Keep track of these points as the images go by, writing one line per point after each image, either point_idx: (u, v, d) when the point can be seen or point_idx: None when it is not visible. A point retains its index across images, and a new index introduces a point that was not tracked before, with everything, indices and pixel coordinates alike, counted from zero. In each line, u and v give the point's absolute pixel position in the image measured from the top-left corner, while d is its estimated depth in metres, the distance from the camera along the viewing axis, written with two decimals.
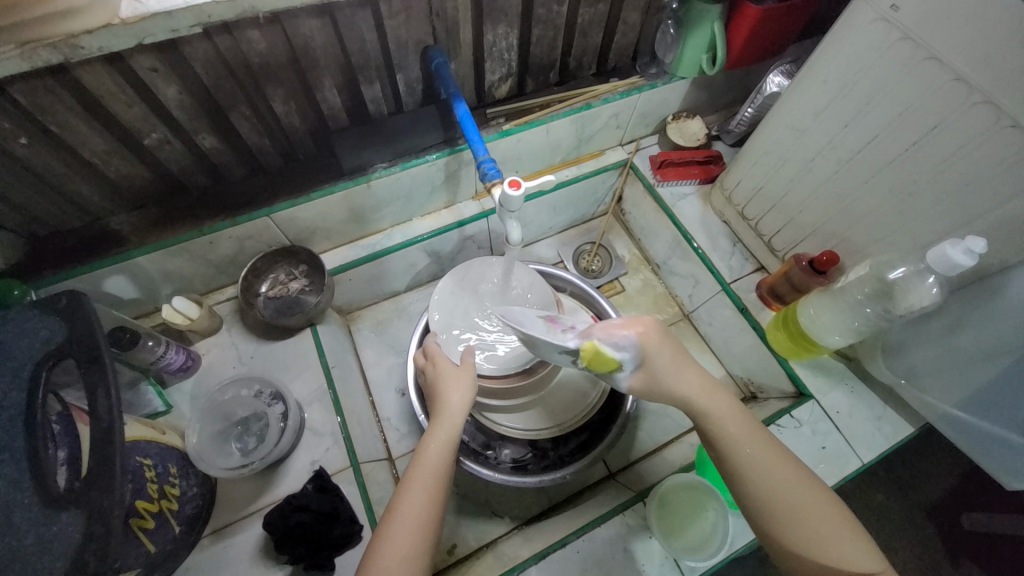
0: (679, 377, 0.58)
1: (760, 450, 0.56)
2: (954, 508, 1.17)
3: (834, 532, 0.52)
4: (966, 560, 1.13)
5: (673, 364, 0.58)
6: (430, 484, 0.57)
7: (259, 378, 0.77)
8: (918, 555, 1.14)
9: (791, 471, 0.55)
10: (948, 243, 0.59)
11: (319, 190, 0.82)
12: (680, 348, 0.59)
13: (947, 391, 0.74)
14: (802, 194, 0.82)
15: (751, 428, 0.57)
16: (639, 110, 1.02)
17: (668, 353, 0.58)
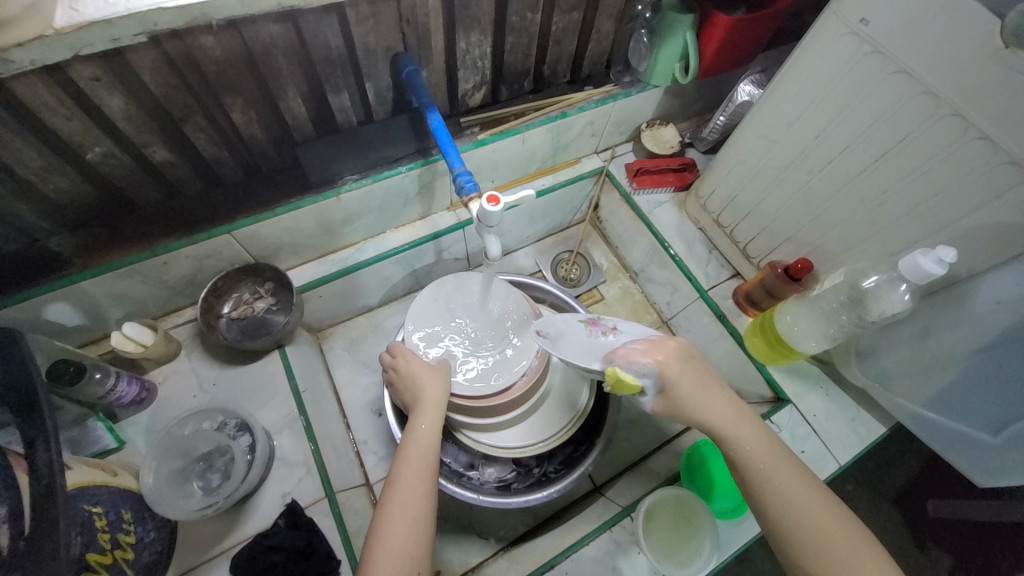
0: (702, 403, 0.58)
1: (778, 463, 0.55)
2: (917, 497, 1.22)
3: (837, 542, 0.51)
4: (930, 546, 1.18)
5: (698, 391, 0.59)
6: (419, 473, 0.59)
7: (223, 409, 0.72)
8: (887, 544, 1.18)
9: (805, 483, 0.54)
10: (920, 252, 0.60)
11: (285, 204, 0.77)
12: (701, 377, 0.60)
13: (917, 392, 0.76)
14: (775, 202, 0.84)
15: (767, 442, 0.57)
16: (614, 118, 1.02)
17: (689, 381, 0.59)
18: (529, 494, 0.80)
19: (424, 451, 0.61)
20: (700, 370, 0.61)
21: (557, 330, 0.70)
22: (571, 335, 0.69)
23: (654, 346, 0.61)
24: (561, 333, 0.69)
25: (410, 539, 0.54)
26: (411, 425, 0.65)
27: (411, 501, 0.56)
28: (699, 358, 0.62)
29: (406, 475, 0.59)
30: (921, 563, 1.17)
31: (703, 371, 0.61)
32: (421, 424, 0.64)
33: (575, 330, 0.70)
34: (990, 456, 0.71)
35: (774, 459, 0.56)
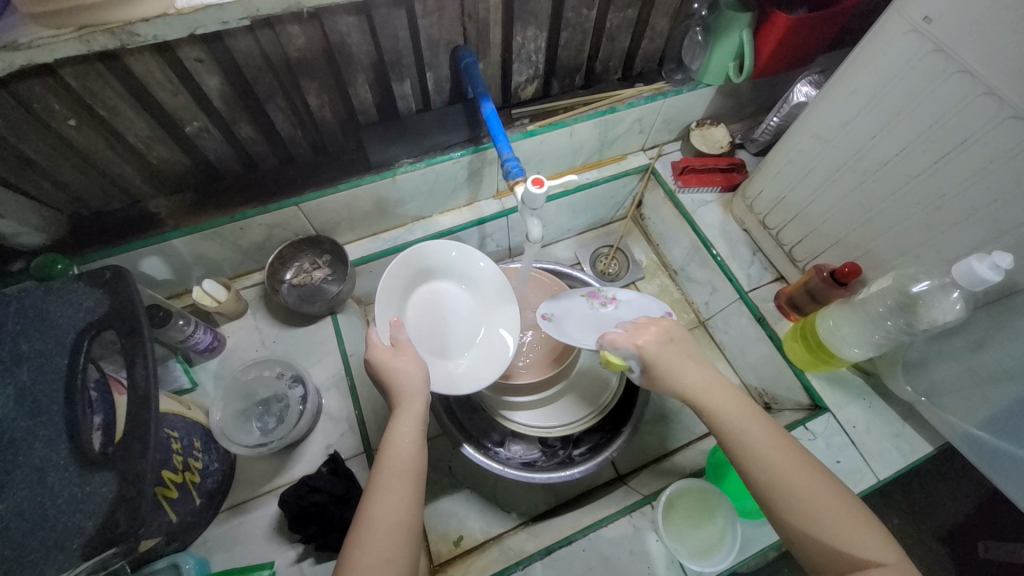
0: (679, 377, 0.60)
1: (772, 441, 0.54)
2: (968, 534, 1.14)
3: (830, 516, 0.50)
4: None
5: (675, 366, 0.61)
6: (404, 483, 0.54)
7: (281, 361, 0.79)
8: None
9: (782, 448, 0.54)
10: (974, 257, 0.58)
11: (347, 182, 0.84)
12: (671, 347, 0.63)
13: (969, 411, 0.72)
14: (824, 204, 0.82)
15: (739, 406, 0.57)
16: (663, 115, 1.02)
17: (666, 356, 0.63)
18: (553, 471, 0.82)
19: (407, 456, 0.56)
20: (683, 348, 0.64)
21: (564, 308, 0.81)
22: (576, 312, 0.79)
23: (637, 330, 0.66)
24: (567, 310, 0.80)
25: (400, 531, 0.50)
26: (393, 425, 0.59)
27: (400, 493, 0.52)
28: (684, 339, 0.65)
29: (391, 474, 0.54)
30: None
31: (688, 350, 0.64)
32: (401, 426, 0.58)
33: (578, 306, 0.81)
34: None
35: (765, 435, 0.55)
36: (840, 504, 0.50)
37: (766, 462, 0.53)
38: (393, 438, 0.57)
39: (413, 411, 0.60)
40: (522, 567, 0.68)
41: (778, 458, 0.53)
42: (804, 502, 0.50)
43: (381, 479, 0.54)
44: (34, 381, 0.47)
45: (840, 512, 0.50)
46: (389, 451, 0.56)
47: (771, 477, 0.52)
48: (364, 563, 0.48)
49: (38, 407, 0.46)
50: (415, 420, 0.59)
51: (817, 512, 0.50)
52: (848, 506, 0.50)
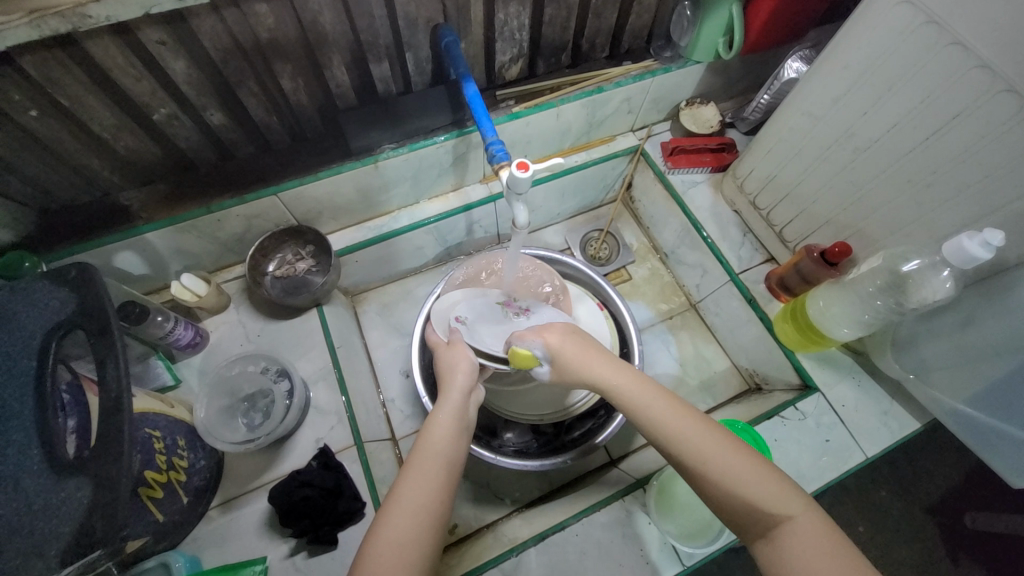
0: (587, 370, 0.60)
1: (675, 416, 0.56)
2: (950, 504, 1.17)
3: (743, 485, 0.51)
4: (960, 555, 1.13)
5: (582, 359, 0.62)
6: (435, 470, 0.54)
7: (266, 355, 0.77)
8: (915, 550, 1.13)
9: (690, 427, 0.54)
10: (965, 234, 0.58)
11: (327, 169, 0.81)
12: (573, 337, 0.65)
13: (956, 388, 0.73)
14: (815, 183, 0.81)
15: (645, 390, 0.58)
16: (652, 94, 1.00)
17: (573, 348, 0.63)
18: (544, 458, 0.82)
19: (440, 444, 0.56)
20: (585, 341, 0.65)
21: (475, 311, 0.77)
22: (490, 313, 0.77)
23: (545, 328, 0.67)
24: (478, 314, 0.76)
25: (422, 516, 0.50)
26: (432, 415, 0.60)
27: (428, 478, 0.53)
28: (585, 335, 0.66)
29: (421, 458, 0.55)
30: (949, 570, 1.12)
31: (590, 343, 0.64)
32: (443, 414, 0.59)
33: (491, 312, 0.77)
34: None
35: (666, 412, 0.56)
36: (752, 466, 0.52)
37: (678, 437, 0.54)
38: (432, 423, 0.58)
39: (453, 399, 0.61)
40: (516, 554, 0.68)
41: (680, 431, 0.54)
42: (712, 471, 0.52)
43: (411, 462, 0.55)
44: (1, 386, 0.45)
45: (754, 473, 0.51)
46: (424, 438, 0.57)
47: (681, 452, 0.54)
48: (386, 542, 0.48)
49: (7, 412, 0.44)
50: (452, 410, 0.60)
51: (727, 478, 0.51)
52: (764, 468, 0.52)
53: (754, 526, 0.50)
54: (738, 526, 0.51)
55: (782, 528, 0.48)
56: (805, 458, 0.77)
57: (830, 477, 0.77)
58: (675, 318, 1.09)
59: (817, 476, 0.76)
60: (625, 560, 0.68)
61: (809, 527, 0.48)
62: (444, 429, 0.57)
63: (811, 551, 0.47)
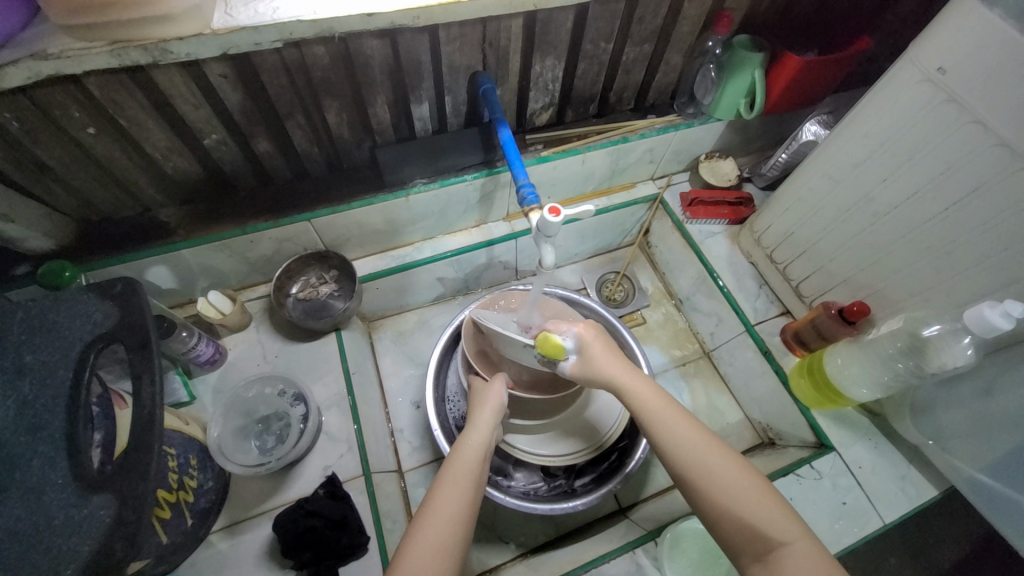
0: (604, 370, 0.64)
1: (690, 433, 0.57)
2: None
3: (743, 497, 0.52)
4: None
5: (605, 358, 0.65)
6: (465, 479, 0.58)
7: (284, 377, 0.77)
8: None
9: (703, 436, 0.57)
10: (986, 304, 0.59)
11: (360, 200, 0.85)
12: (601, 335, 0.69)
13: (974, 456, 0.72)
14: (834, 242, 0.83)
15: (657, 394, 0.61)
16: (673, 146, 1.04)
17: (600, 346, 0.67)
18: (555, 502, 0.80)
19: (473, 460, 0.61)
20: (609, 344, 0.68)
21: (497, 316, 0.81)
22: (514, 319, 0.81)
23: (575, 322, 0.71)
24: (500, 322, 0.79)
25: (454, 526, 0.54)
26: (462, 439, 0.65)
27: (457, 491, 0.57)
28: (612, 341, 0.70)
29: (455, 470, 0.60)
30: None
31: (612, 347, 0.68)
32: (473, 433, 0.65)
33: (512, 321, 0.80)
34: None
35: (680, 424, 0.58)
36: (755, 489, 0.53)
37: (688, 454, 0.56)
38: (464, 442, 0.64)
39: (484, 423, 0.67)
40: None
41: (693, 448, 0.56)
42: (716, 488, 0.53)
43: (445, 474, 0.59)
44: (36, 395, 0.46)
45: (760, 499, 0.52)
46: (456, 454, 0.62)
47: (692, 468, 0.55)
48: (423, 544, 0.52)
49: (38, 423, 0.45)
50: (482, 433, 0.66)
51: (733, 499, 0.52)
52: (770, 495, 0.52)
53: (752, 548, 0.50)
54: (738, 549, 0.51)
55: (780, 550, 0.48)
56: (821, 520, 0.75)
57: (847, 542, 0.74)
58: (688, 365, 1.09)
59: (834, 540, 0.74)
60: None
61: (809, 556, 0.48)
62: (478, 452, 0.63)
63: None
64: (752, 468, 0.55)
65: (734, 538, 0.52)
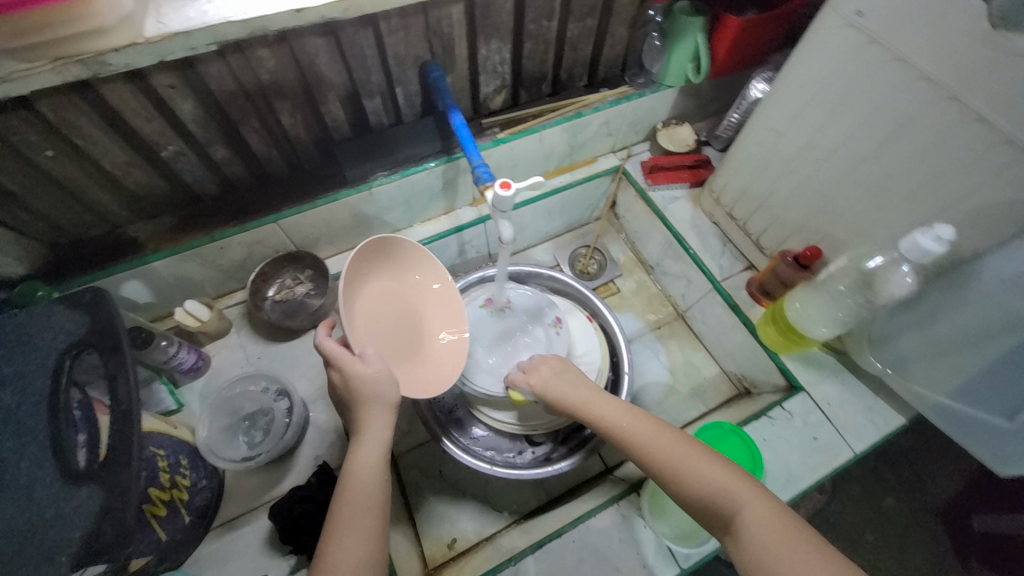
0: (563, 397, 0.71)
1: (644, 430, 0.62)
2: (960, 510, 1.16)
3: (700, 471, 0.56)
4: (975, 562, 1.11)
5: (562, 388, 0.72)
6: (364, 518, 0.55)
7: (266, 374, 0.80)
8: (928, 557, 1.12)
9: (655, 428, 0.62)
10: (919, 231, 0.62)
11: (324, 197, 0.87)
12: (558, 367, 0.76)
13: (931, 380, 0.76)
14: (785, 192, 0.86)
15: (616, 406, 0.67)
16: (629, 118, 1.06)
17: (556, 378, 0.74)
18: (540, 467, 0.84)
19: (366, 489, 0.57)
20: (567, 371, 0.75)
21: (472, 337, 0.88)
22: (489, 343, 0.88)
23: (532, 367, 0.78)
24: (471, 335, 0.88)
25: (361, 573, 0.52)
26: (352, 458, 0.60)
27: (356, 531, 0.54)
28: (570, 367, 0.76)
29: (349, 510, 0.56)
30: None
31: (569, 373, 0.75)
32: (361, 457, 0.60)
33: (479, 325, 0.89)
34: (1012, 443, 0.70)
35: (634, 425, 0.63)
36: (708, 461, 0.56)
37: (646, 450, 0.60)
38: (354, 467, 0.59)
39: (378, 437, 0.61)
40: (515, 562, 0.72)
41: (653, 443, 0.60)
42: (676, 475, 0.57)
43: (340, 517, 0.56)
44: (18, 403, 0.48)
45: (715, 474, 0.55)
46: (347, 487, 0.58)
47: (655, 465, 0.59)
48: None
49: (22, 428, 0.47)
50: (375, 449, 0.61)
51: (692, 481, 0.56)
52: (728, 470, 0.55)
53: (723, 527, 0.53)
54: (710, 523, 0.55)
55: (740, 516, 0.52)
56: (793, 456, 0.79)
57: (820, 473, 0.78)
58: (663, 327, 1.12)
59: (807, 474, 0.78)
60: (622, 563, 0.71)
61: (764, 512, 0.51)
62: (374, 474, 0.59)
63: (767, 532, 0.50)
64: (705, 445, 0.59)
65: (707, 517, 0.55)
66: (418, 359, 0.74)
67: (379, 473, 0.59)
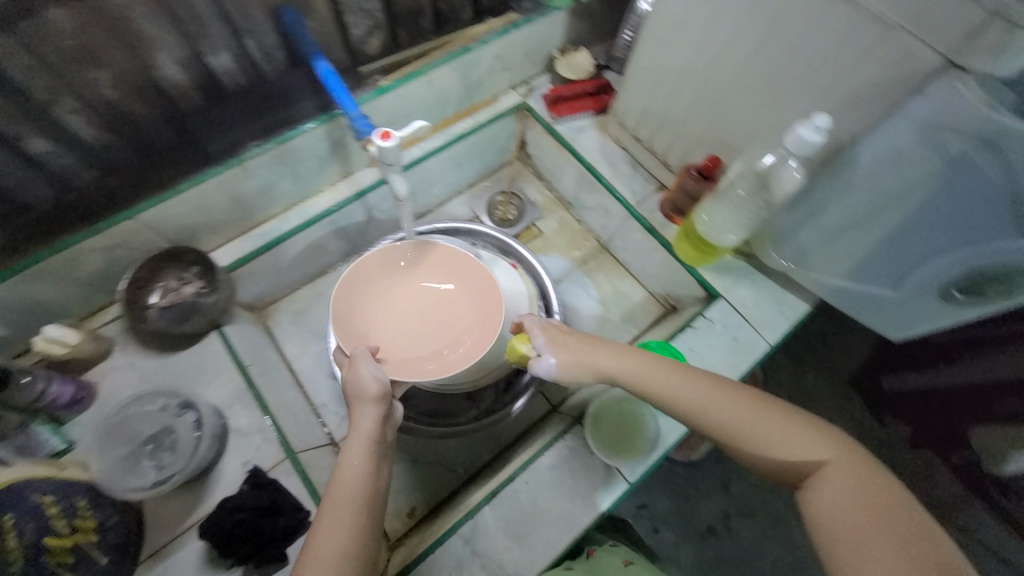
0: (605, 368, 0.68)
1: (705, 395, 0.62)
2: (871, 375, 1.28)
3: (772, 435, 0.58)
4: (886, 414, 1.26)
5: (600, 358, 0.69)
6: (348, 507, 0.57)
7: (162, 391, 0.73)
8: (846, 421, 1.27)
9: (713, 390, 0.63)
10: (800, 123, 0.63)
11: (188, 180, 0.75)
12: (587, 337, 0.72)
13: (828, 267, 0.81)
14: (682, 106, 0.85)
15: (669, 371, 0.66)
16: (522, 48, 1.00)
17: (585, 348, 0.70)
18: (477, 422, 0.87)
19: (353, 485, 0.59)
20: (588, 340, 0.71)
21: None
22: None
23: (556, 333, 0.73)
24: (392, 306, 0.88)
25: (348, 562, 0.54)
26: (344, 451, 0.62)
27: (338, 523, 0.56)
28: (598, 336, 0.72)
29: (336, 502, 0.57)
30: (878, 430, 1.26)
31: (600, 342, 0.71)
32: (352, 453, 0.61)
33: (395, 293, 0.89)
34: (901, 307, 0.77)
35: (692, 390, 0.63)
36: (776, 423, 0.59)
37: (712, 415, 0.61)
38: (347, 462, 0.60)
39: (363, 429, 0.62)
40: (472, 518, 0.73)
41: (714, 408, 0.61)
42: (745, 439, 0.59)
43: (326, 511, 0.57)
44: None
45: (781, 431, 0.59)
46: (337, 480, 0.59)
47: (726, 428, 0.60)
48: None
49: None
50: (361, 441, 0.61)
51: (763, 445, 0.58)
52: (788, 423, 0.59)
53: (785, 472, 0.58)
54: (780, 478, 0.59)
55: (814, 474, 0.56)
56: (717, 360, 0.84)
57: (742, 370, 0.83)
58: (589, 262, 1.13)
59: (731, 373, 0.83)
60: (574, 490, 0.75)
61: (839, 469, 0.55)
62: (358, 466, 0.60)
63: (843, 487, 0.54)
64: (771, 403, 0.61)
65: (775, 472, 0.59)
66: (450, 307, 0.89)
67: (371, 464, 0.61)
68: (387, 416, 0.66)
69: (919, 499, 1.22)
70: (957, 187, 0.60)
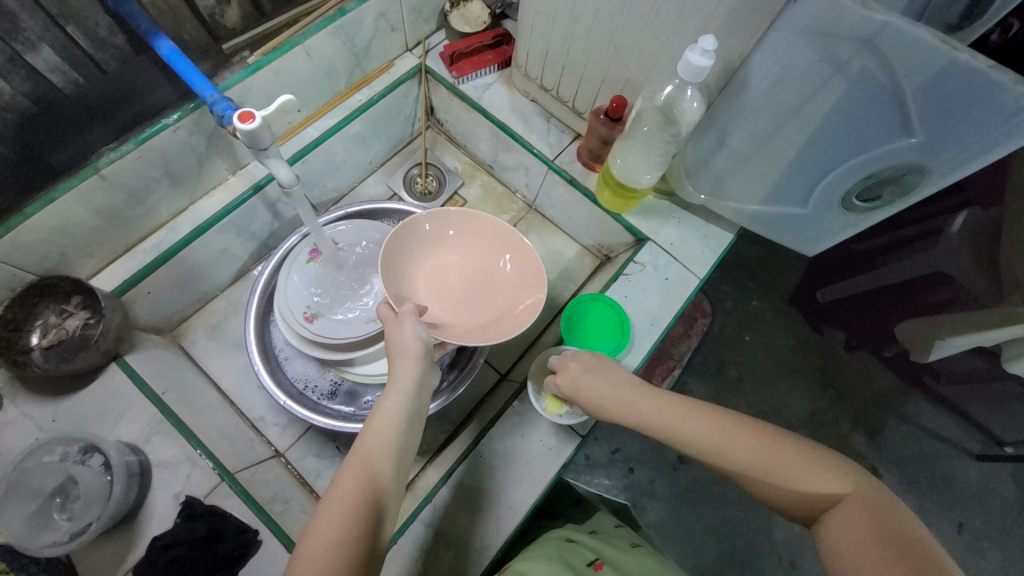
0: (601, 396, 0.63)
1: (707, 420, 0.55)
2: (806, 289, 1.34)
3: (785, 465, 0.50)
4: (825, 325, 1.32)
5: (597, 386, 0.64)
6: (363, 468, 0.53)
7: (60, 438, 0.67)
8: (792, 337, 1.32)
9: (720, 417, 0.55)
10: (688, 49, 0.61)
11: (36, 201, 0.65)
12: (592, 361, 0.67)
13: (742, 194, 0.82)
14: (580, 47, 0.81)
15: (672, 399, 0.59)
16: (407, 3, 0.91)
17: (590, 378, 0.65)
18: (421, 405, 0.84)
19: (376, 442, 0.55)
20: (601, 367, 0.66)
21: (304, 298, 0.85)
22: (329, 298, 0.86)
23: (561, 364, 0.70)
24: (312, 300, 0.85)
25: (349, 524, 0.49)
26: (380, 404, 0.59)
27: (347, 492, 0.51)
28: (604, 360, 0.67)
29: (353, 464, 0.54)
30: (820, 341, 1.31)
31: (604, 369, 0.66)
32: (385, 405, 0.58)
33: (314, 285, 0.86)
34: (809, 224, 0.79)
35: (694, 418, 0.56)
36: (792, 454, 0.51)
37: (717, 448, 0.53)
38: (378, 414, 0.58)
39: (405, 386, 0.60)
40: (428, 501, 0.72)
41: (718, 437, 0.54)
42: (752, 473, 0.51)
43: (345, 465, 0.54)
44: None
45: (794, 463, 0.50)
46: (361, 440, 0.56)
47: (732, 463, 0.53)
48: (315, 542, 0.48)
49: None
50: (399, 398, 0.59)
51: (778, 482, 0.50)
52: (804, 453, 0.51)
53: (801, 514, 0.50)
54: (796, 517, 0.51)
55: (833, 513, 0.48)
56: (650, 302, 0.84)
57: (677, 308, 0.85)
58: (519, 224, 1.10)
59: (664, 312, 0.84)
60: (527, 456, 0.75)
61: (860, 510, 0.46)
62: (388, 419, 0.57)
63: (865, 532, 0.45)
64: (784, 430, 0.53)
65: (789, 510, 0.51)
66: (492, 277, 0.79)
67: (397, 425, 0.57)
68: (427, 379, 0.63)
69: (866, 398, 1.29)
70: (854, 93, 0.59)
